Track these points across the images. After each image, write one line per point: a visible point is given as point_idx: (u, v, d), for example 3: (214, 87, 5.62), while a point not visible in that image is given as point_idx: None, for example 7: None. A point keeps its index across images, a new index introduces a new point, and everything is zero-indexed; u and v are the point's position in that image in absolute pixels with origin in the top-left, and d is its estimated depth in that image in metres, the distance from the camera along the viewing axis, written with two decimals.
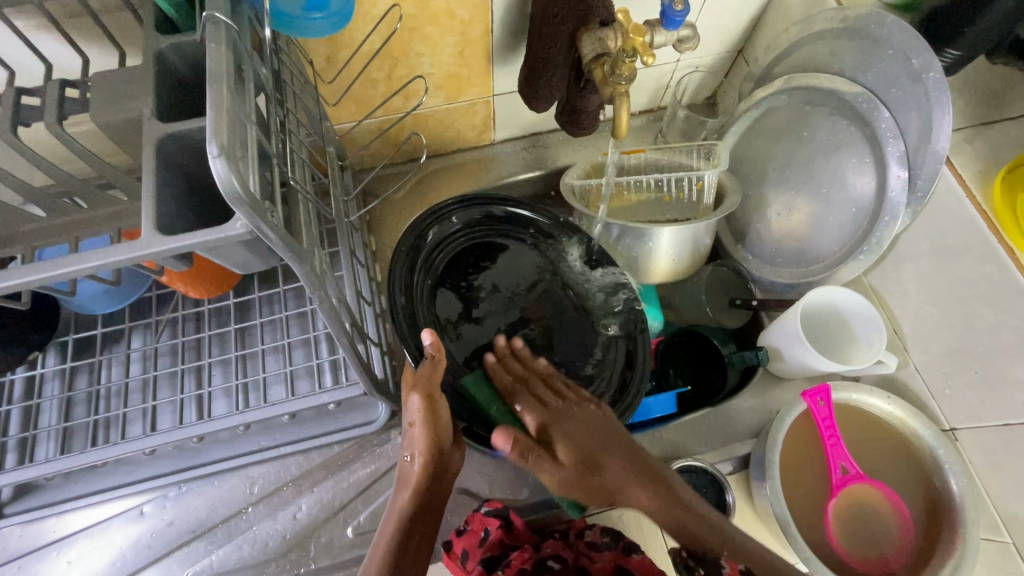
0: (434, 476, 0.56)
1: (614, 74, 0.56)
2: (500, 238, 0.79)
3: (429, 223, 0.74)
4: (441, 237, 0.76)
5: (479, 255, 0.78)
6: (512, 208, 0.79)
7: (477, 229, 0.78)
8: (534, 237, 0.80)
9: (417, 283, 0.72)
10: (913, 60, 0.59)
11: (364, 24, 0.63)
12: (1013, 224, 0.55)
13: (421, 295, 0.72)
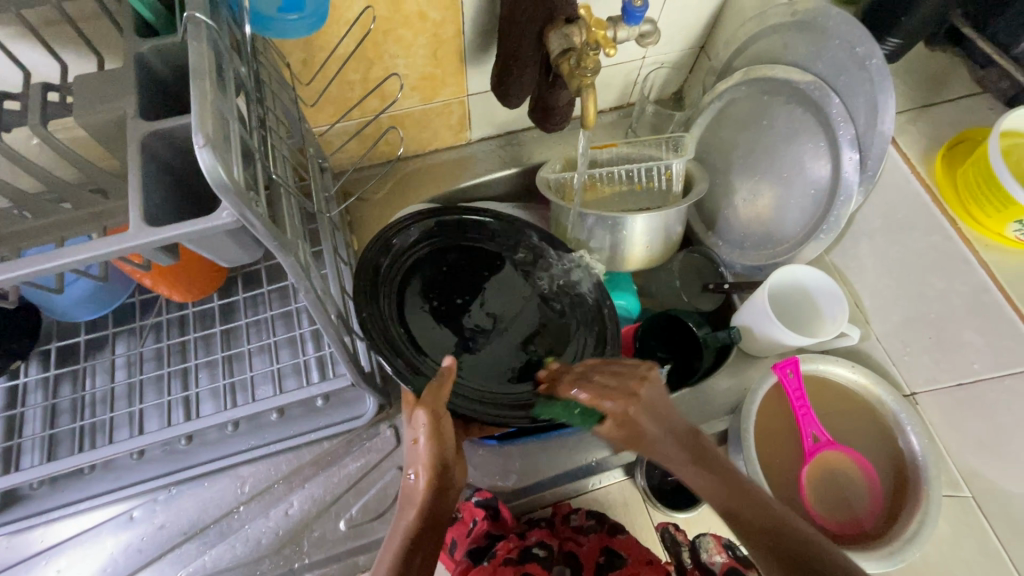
0: (440, 492, 0.53)
1: (580, 66, 0.59)
2: (459, 247, 0.75)
3: (386, 236, 0.69)
4: (401, 250, 0.71)
5: (439, 265, 0.73)
6: (467, 214, 0.76)
7: (436, 240, 0.74)
8: (490, 241, 0.77)
9: (384, 299, 0.66)
10: (857, 48, 0.63)
11: (339, 26, 0.65)
12: (953, 192, 0.62)
13: (389, 310, 0.66)
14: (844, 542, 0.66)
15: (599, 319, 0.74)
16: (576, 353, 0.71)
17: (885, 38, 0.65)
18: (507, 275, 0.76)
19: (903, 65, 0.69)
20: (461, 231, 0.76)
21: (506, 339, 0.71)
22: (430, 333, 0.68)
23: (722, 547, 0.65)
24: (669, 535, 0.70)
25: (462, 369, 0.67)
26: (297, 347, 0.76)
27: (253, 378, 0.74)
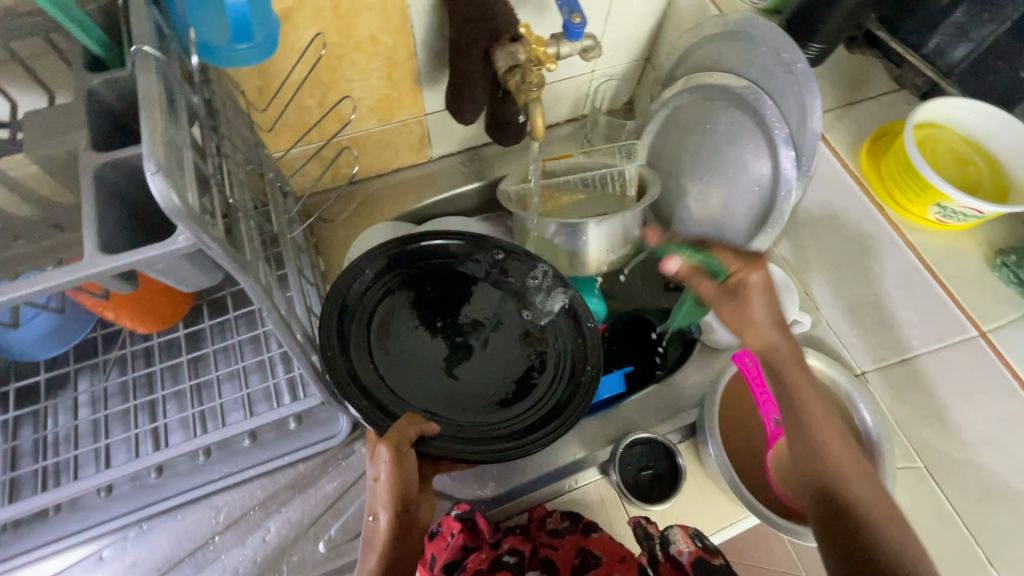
0: (403, 530, 0.54)
1: (526, 82, 0.62)
2: (434, 272, 0.74)
3: (355, 270, 0.69)
4: (372, 279, 0.70)
5: (415, 291, 0.73)
6: (440, 240, 0.74)
7: (411, 265, 0.73)
8: (466, 262, 0.75)
9: (352, 333, 0.66)
10: (783, 54, 0.67)
11: (291, 54, 0.67)
12: (880, 184, 0.66)
13: (358, 343, 0.66)
14: None
15: (575, 340, 0.72)
16: (552, 376, 0.70)
17: (809, 43, 0.70)
18: (483, 294, 0.75)
19: (828, 68, 0.74)
20: (437, 254, 0.74)
21: (481, 361, 0.71)
22: (404, 363, 0.68)
23: (690, 538, 0.64)
24: (641, 529, 0.67)
25: (434, 398, 0.67)
26: (267, 371, 0.76)
27: (223, 405, 0.73)
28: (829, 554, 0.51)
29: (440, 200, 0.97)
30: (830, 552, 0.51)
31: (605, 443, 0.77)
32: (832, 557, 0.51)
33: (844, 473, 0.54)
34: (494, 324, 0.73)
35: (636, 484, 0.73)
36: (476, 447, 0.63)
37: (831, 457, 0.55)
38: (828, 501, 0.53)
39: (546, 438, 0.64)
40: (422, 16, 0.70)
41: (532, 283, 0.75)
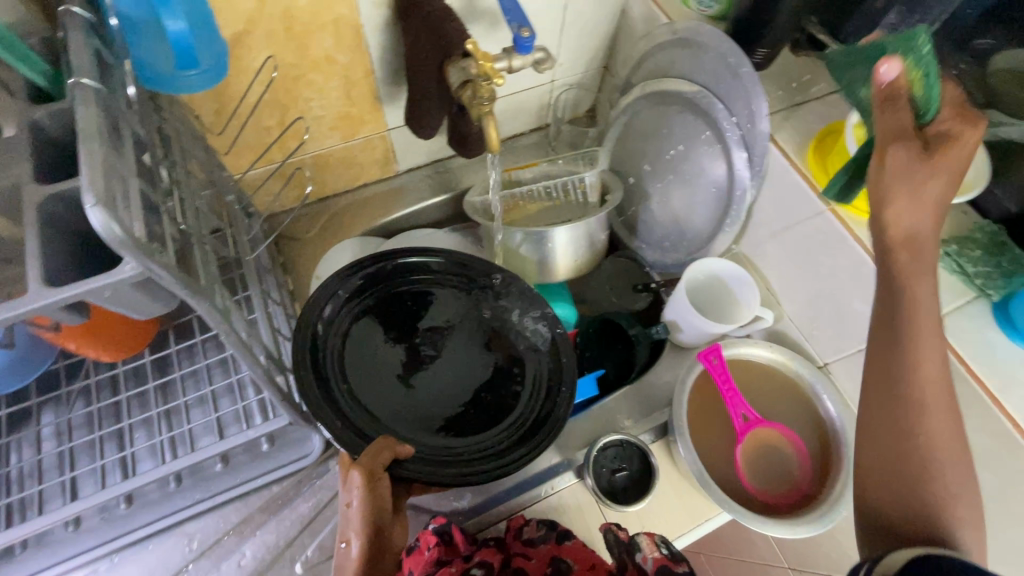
0: (375, 555, 0.55)
1: (477, 96, 0.64)
2: (411, 289, 0.74)
3: (329, 292, 0.69)
4: (346, 299, 0.71)
5: (392, 309, 0.73)
6: (416, 258, 0.74)
7: (386, 283, 0.73)
8: (443, 278, 0.75)
9: (325, 354, 0.66)
10: (729, 59, 0.69)
11: (246, 75, 0.68)
12: (827, 179, 0.66)
13: (332, 364, 0.66)
14: (784, 509, 0.69)
15: (551, 356, 0.72)
16: (527, 394, 0.70)
17: (754, 47, 0.72)
18: (459, 309, 0.75)
19: (775, 71, 0.77)
20: (413, 272, 0.75)
21: (456, 377, 0.71)
22: (379, 381, 0.69)
23: (655, 544, 0.63)
24: (612, 535, 0.67)
25: (410, 417, 0.67)
26: (236, 394, 0.75)
27: (192, 430, 0.73)
28: (872, 465, 0.50)
29: (408, 213, 0.97)
30: (873, 463, 0.50)
31: (579, 448, 0.78)
32: (875, 467, 0.49)
33: (927, 395, 0.48)
34: (469, 340, 0.73)
35: (610, 486, 0.74)
36: (450, 467, 0.63)
37: (922, 378, 0.48)
38: (894, 420, 0.49)
39: (519, 458, 0.65)
40: (376, 35, 0.71)
41: (507, 298, 0.75)
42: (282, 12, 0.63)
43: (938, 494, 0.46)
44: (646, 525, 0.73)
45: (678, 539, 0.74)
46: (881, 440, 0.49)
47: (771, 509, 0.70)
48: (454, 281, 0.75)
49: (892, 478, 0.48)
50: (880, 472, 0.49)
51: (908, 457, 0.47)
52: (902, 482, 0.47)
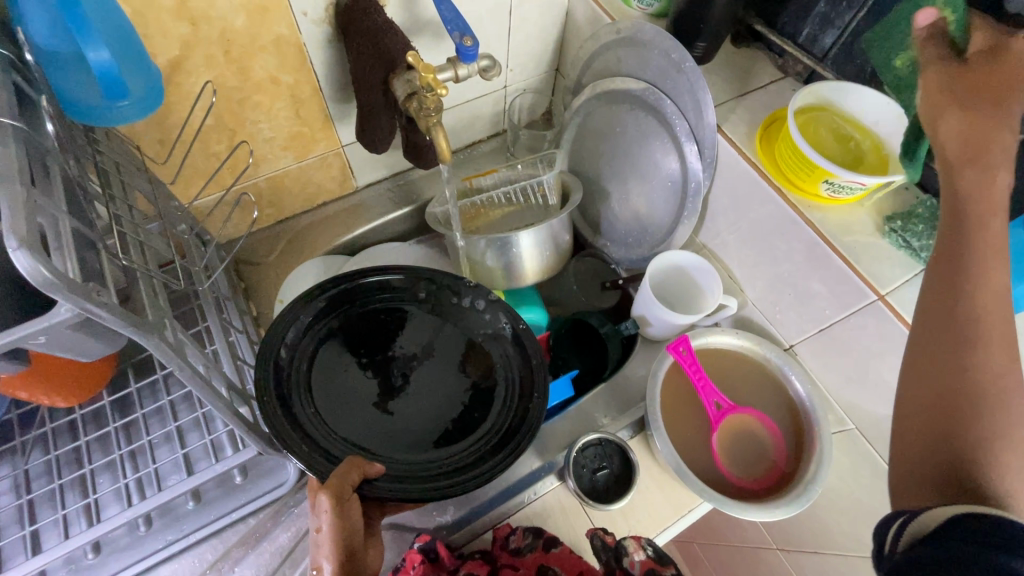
0: None
1: (423, 108, 0.64)
2: (378, 308, 0.74)
3: (290, 317, 0.68)
4: (310, 322, 0.69)
5: (359, 330, 0.72)
6: (380, 276, 0.74)
7: (351, 304, 0.73)
8: (410, 294, 0.75)
9: (290, 380, 0.66)
10: (672, 55, 0.70)
11: (187, 101, 0.66)
12: (774, 167, 0.69)
13: (298, 390, 0.66)
14: (764, 493, 0.70)
15: (522, 364, 0.71)
16: (500, 403, 0.70)
17: (694, 42, 0.74)
18: (427, 324, 0.74)
19: (718, 63, 0.78)
20: (378, 291, 0.74)
21: (427, 392, 0.71)
22: (349, 403, 0.68)
23: (641, 546, 0.67)
24: (598, 540, 0.68)
25: (381, 437, 0.67)
26: (203, 427, 0.72)
27: (159, 470, 0.70)
28: (914, 411, 0.46)
29: (371, 229, 0.96)
30: (914, 408, 0.46)
31: (560, 449, 0.78)
32: (918, 413, 0.45)
33: (988, 334, 0.44)
34: (438, 354, 0.73)
35: (592, 487, 0.74)
36: (423, 483, 0.63)
37: (977, 318, 0.44)
38: (946, 361, 0.44)
39: (493, 467, 0.64)
40: (319, 53, 0.70)
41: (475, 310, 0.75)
42: (218, 36, 0.62)
43: (986, 440, 0.42)
44: (632, 524, 0.73)
45: (665, 531, 0.74)
46: (928, 383, 0.45)
47: (749, 495, 0.71)
48: (420, 297, 0.75)
49: (934, 423, 0.44)
50: (922, 417, 0.45)
51: (958, 398, 0.43)
52: (947, 426, 0.43)
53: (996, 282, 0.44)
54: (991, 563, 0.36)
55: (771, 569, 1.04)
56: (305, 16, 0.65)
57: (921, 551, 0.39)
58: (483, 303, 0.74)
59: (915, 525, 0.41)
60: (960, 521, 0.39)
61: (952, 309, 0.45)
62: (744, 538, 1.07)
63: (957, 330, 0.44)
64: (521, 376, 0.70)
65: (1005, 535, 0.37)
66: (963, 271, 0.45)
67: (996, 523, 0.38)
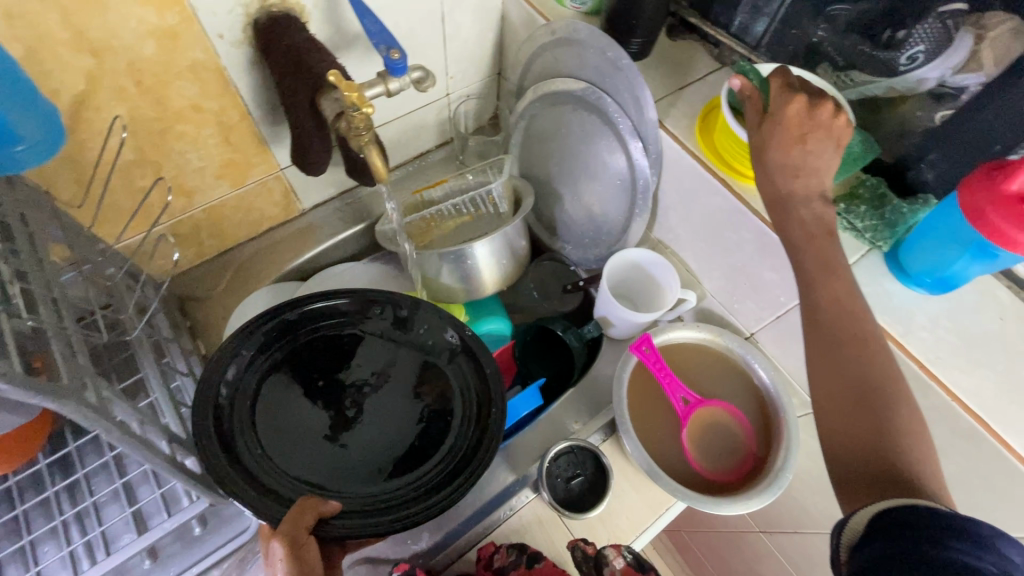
0: None
1: (353, 127, 0.61)
2: (323, 334, 0.71)
3: (230, 352, 0.65)
4: (252, 358, 0.66)
5: (305, 359, 0.69)
6: (324, 302, 0.70)
7: (295, 333, 0.69)
8: (356, 317, 0.72)
9: (234, 421, 0.63)
10: (608, 53, 0.69)
11: (99, 138, 0.62)
12: (716, 158, 0.68)
13: (242, 431, 0.63)
14: (736, 485, 0.70)
15: (480, 381, 0.69)
16: (459, 421, 0.68)
17: (630, 38, 0.73)
18: (378, 347, 0.72)
19: (656, 57, 0.78)
20: (323, 318, 0.71)
21: (382, 418, 0.68)
22: (298, 438, 0.65)
23: (621, 553, 0.70)
24: (580, 550, 0.70)
25: (334, 471, 0.64)
26: (153, 481, 0.68)
27: (107, 531, 0.66)
28: (838, 422, 0.52)
29: (323, 251, 0.93)
30: (830, 410, 0.53)
31: (533, 461, 0.76)
32: (844, 423, 0.51)
33: (853, 335, 0.54)
34: (391, 378, 0.70)
35: (568, 496, 0.72)
36: (379, 517, 0.61)
37: (840, 323, 0.54)
38: (847, 378, 0.52)
39: (451, 493, 0.62)
40: (243, 76, 0.66)
41: (427, 328, 0.72)
42: (126, 66, 0.58)
43: (898, 434, 0.49)
44: (611, 530, 0.72)
45: (644, 532, 0.73)
46: (840, 398, 0.52)
47: (721, 488, 0.71)
48: (369, 319, 0.72)
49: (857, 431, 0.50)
50: (848, 425, 0.51)
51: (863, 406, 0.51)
52: (868, 426, 0.50)
53: (856, 312, 0.55)
54: (928, 553, 0.38)
55: (755, 552, 1.05)
56: (221, 39, 0.61)
57: (864, 553, 0.41)
58: (435, 320, 0.72)
59: (848, 530, 0.44)
60: (888, 518, 0.42)
61: (838, 334, 0.54)
62: (727, 525, 1.08)
63: (835, 338, 0.54)
64: (478, 393, 0.68)
65: (931, 523, 0.40)
66: (832, 309, 0.55)
67: (926, 512, 0.41)
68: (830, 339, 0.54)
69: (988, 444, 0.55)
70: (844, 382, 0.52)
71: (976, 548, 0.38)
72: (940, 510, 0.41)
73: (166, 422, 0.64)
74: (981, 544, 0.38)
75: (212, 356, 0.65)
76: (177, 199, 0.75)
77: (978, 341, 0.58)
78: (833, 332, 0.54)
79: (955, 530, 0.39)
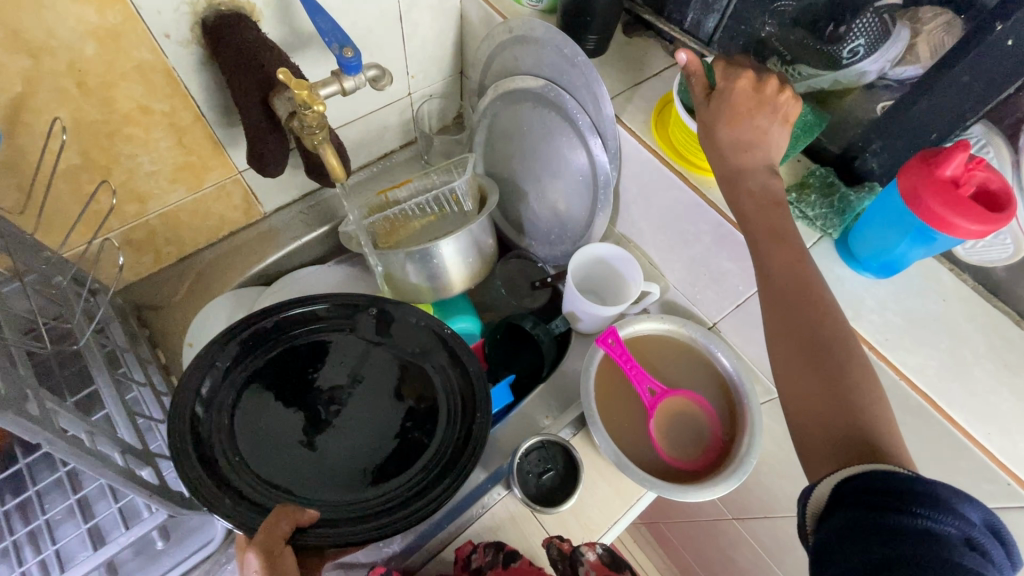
0: None
1: (306, 126, 0.61)
2: (302, 341, 0.70)
3: (206, 363, 0.65)
4: (226, 370, 0.66)
5: (286, 366, 0.68)
6: (301, 309, 0.70)
7: (271, 341, 0.69)
8: (334, 323, 0.72)
9: (210, 433, 0.62)
10: (564, 49, 0.70)
11: (41, 141, 0.60)
12: (672, 151, 0.69)
13: (219, 442, 0.62)
14: (705, 473, 0.72)
15: (462, 381, 0.69)
16: (443, 422, 0.67)
17: (585, 36, 0.74)
18: (357, 351, 0.71)
19: (613, 54, 0.79)
20: (299, 326, 0.70)
21: (364, 423, 0.67)
22: (277, 448, 0.64)
23: (593, 547, 0.68)
24: (555, 549, 0.67)
25: (316, 478, 0.63)
26: (110, 495, 0.66)
27: (62, 550, 0.64)
28: (800, 387, 0.51)
29: (287, 254, 0.92)
30: (795, 375, 0.51)
31: (504, 458, 0.76)
32: (806, 392, 0.50)
33: (814, 300, 0.53)
34: (372, 381, 0.69)
35: (538, 491, 0.72)
36: (364, 522, 0.60)
37: (802, 290, 0.53)
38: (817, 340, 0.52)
39: (438, 496, 0.61)
40: (193, 77, 0.65)
41: (406, 331, 0.72)
42: (66, 67, 0.56)
43: (865, 396, 0.48)
44: (583, 522, 0.72)
45: (616, 523, 0.73)
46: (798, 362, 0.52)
47: (693, 476, 0.71)
48: (348, 324, 0.72)
49: (823, 401, 0.49)
50: (810, 390, 0.50)
51: (832, 370, 0.50)
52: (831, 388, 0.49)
53: (816, 278, 0.54)
54: (889, 520, 0.38)
55: (729, 538, 1.06)
56: (168, 38, 0.60)
57: (828, 524, 0.42)
58: (414, 322, 0.72)
59: (814, 502, 0.44)
60: (852, 484, 0.42)
61: (805, 297, 0.53)
62: (701, 513, 1.09)
63: (798, 302, 0.53)
64: (460, 393, 0.68)
65: (893, 489, 0.40)
66: (796, 284, 0.54)
67: (890, 477, 0.41)
68: (793, 306, 0.53)
69: (935, 420, 0.57)
70: (807, 344, 0.51)
71: (932, 509, 0.38)
72: (903, 474, 0.41)
73: (121, 434, 0.62)
74: (941, 506, 0.38)
75: (186, 367, 0.64)
76: (129, 203, 0.72)
77: (926, 323, 0.61)
78: (796, 297, 0.53)
79: (914, 493, 0.39)
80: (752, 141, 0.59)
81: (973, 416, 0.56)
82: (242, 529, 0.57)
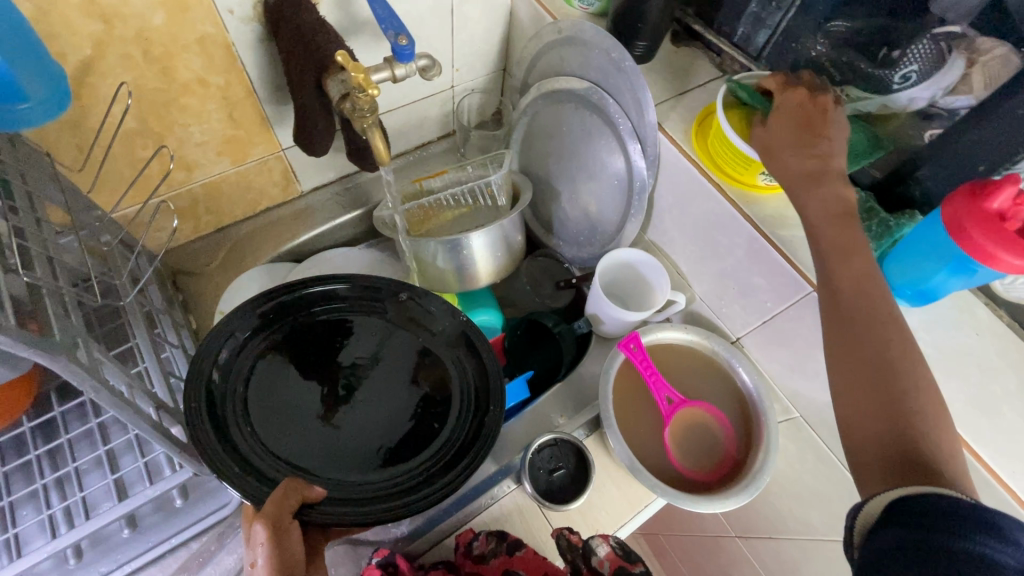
0: None
1: (358, 108, 0.63)
2: (321, 318, 0.71)
3: (225, 333, 0.66)
4: (244, 341, 0.67)
5: (304, 341, 0.70)
6: (323, 287, 0.72)
7: (291, 316, 0.70)
8: (355, 304, 0.73)
9: (224, 398, 0.63)
10: (612, 54, 0.70)
11: (102, 103, 0.62)
12: (711, 162, 0.70)
13: (232, 410, 0.63)
14: (716, 485, 0.72)
15: (479, 373, 0.70)
16: (456, 413, 0.68)
17: (635, 41, 0.75)
18: (375, 334, 0.72)
19: (660, 62, 0.80)
20: (320, 303, 0.72)
21: (377, 405, 0.68)
22: (290, 421, 0.65)
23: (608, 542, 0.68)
24: (564, 540, 0.68)
25: (325, 455, 0.64)
26: (136, 450, 0.69)
27: (89, 497, 0.66)
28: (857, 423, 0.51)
29: (319, 234, 0.93)
30: (851, 403, 0.51)
31: (516, 452, 0.76)
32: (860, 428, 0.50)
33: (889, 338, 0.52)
34: (387, 364, 0.71)
35: (548, 488, 0.72)
36: (368, 505, 0.61)
37: (881, 330, 0.52)
38: (860, 371, 0.51)
39: (447, 485, 0.62)
40: (250, 54, 0.67)
41: (426, 318, 0.73)
42: (135, 34, 0.58)
43: (931, 437, 0.47)
44: (591, 523, 0.73)
45: (623, 527, 0.74)
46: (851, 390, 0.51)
47: (703, 488, 0.72)
48: (369, 306, 0.73)
49: (882, 436, 0.49)
50: (861, 421, 0.51)
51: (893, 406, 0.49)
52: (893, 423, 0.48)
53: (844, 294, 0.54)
54: (947, 543, 0.38)
55: (731, 556, 1.05)
56: (231, 14, 0.62)
57: (880, 539, 0.42)
58: (436, 311, 0.73)
59: (863, 519, 0.44)
60: (910, 504, 0.41)
61: (859, 325, 0.53)
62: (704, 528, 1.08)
63: (871, 339, 0.52)
64: (475, 384, 0.69)
65: (957, 515, 0.39)
66: (859, 302, 0.54)
67: (957, 504, 0.40)
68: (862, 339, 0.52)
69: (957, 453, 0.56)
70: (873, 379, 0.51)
71: (1000, 543, 0.37)
72: (967, 500, 0.40)
73: (154, 391, 0.65)
74: (1003, 538, 0.37)
75: (207, 333, 0.65)
76: (177, 171, 0.75)
77: (956, 355, 0.60)
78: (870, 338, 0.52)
79: (976, 520, 0.39)
80: (801, 159, 0.59)
81: (998, 453, 0.55)
82: (252, 500, 0.58)
